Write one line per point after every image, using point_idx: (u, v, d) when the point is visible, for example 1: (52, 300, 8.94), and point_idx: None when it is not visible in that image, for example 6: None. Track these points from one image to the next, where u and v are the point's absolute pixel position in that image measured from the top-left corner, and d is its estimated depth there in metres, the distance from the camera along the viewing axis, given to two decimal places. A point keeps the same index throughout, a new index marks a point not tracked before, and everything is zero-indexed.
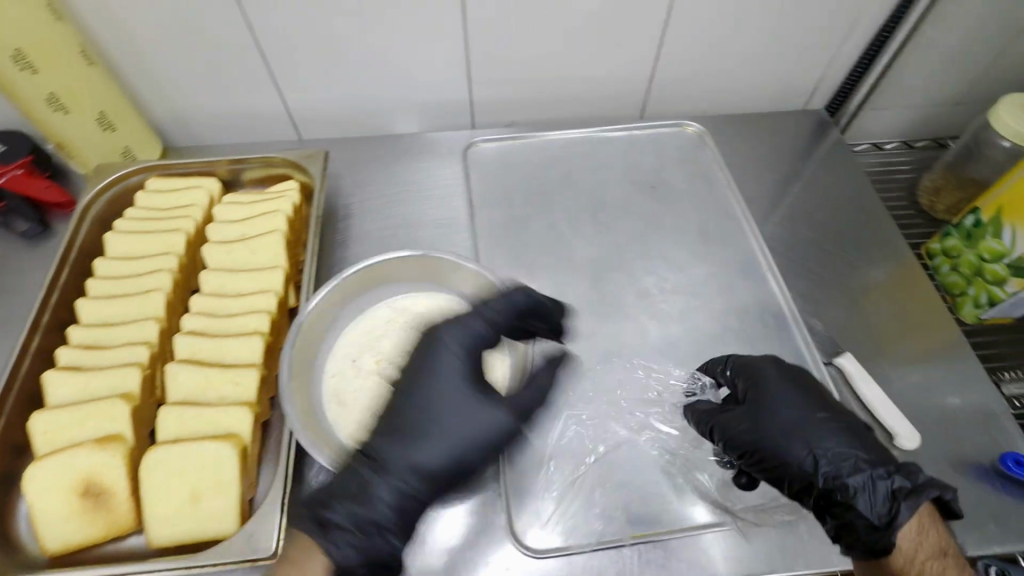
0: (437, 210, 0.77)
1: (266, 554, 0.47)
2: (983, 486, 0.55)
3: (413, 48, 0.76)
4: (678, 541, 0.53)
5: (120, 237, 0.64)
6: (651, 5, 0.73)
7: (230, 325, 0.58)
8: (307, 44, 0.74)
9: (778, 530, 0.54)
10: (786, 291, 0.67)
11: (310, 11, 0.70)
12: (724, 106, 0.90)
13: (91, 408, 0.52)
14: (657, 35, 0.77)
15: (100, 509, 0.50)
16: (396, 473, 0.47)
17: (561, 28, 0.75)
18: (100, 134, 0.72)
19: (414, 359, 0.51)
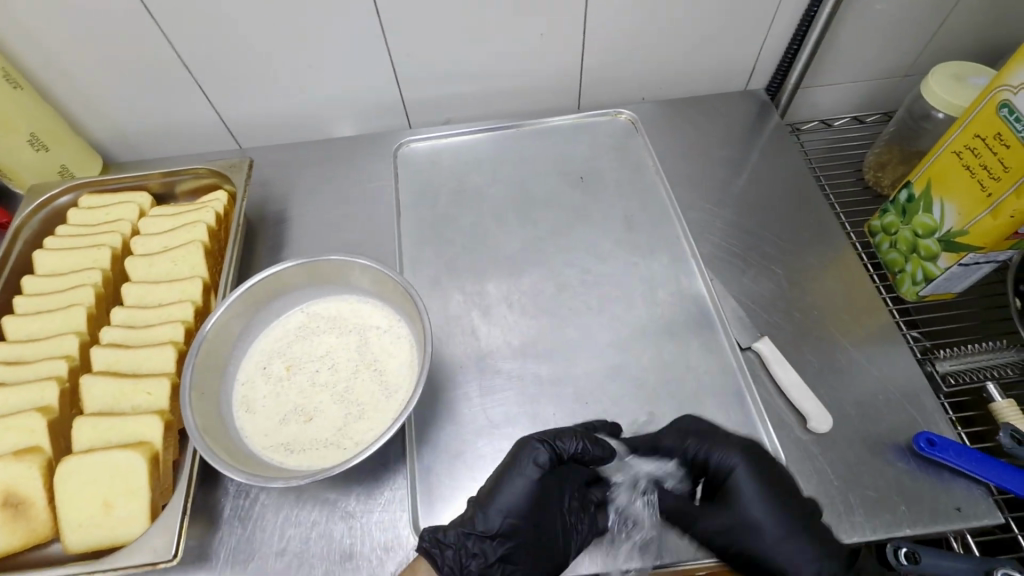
0: (368, 211, 0.77)
1: (165, 557, 0.48)
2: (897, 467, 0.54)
3: (336, 53, 0.76)
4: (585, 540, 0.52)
5: (49, 254, 0.66)
6: None
7: (147, 336, 0.59)
8: (229, 56, 0.75)
9: None
10: (706, 276, 0.67)
11: (226, 23, 0.71)
12: (662, 90, 0.88)
13: (8, 422, 0.54)
14: (579, 23, 0.76)
15: (18, 519, 0.52)
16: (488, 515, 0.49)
17: (479, 23, 0.75)
18: (34, 155, 0.73)
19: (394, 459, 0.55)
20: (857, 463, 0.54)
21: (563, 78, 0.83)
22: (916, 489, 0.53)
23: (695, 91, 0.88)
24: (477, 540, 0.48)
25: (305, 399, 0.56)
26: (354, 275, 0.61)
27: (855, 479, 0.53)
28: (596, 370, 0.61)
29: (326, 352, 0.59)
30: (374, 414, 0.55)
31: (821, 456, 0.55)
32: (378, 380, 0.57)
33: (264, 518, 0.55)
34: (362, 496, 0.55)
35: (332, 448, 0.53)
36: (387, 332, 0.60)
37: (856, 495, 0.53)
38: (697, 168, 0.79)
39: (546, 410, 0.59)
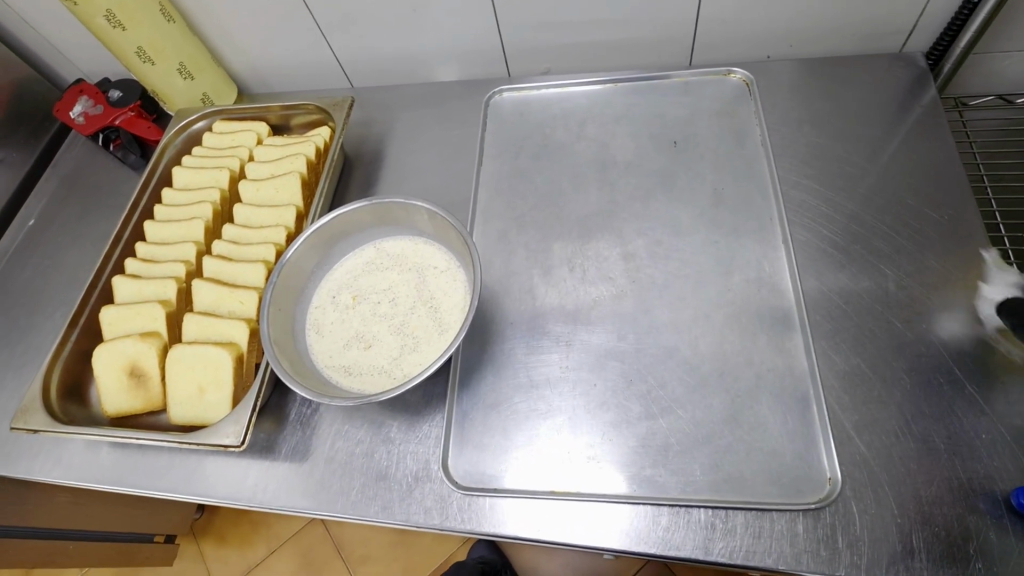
0: (454, 155, 0.78)
1: (233, 442, 0.56)
2: (980, 515, 0.46)
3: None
4: (606, 510, 0.51)
5: (182, 171, 0.76)
6: None
7: (246, 251, 0.67)
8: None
9: (715, 516, 0.49)
10: (795, 266, 0.59)
11: None
12: (791, 50, 0.77)
13: (139, 308, 0.65)
14: None
15: (140, 388, 0.63)
16: None
17: None
18: (182, 82, 0.84)
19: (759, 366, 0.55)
20: (931, 501, 0.47)
21: (677, 29, 0.75)
22: (1000, 548, 0.45)
23: (834, 51, 0.76)
24: None
25: (365, 329, 0.61)
26: (423, 218, 0.64)
27: (923, 516, 0.47)
28: (647, 348, 0.59)
29: (389, 288, 0.64)
30: (424, 348, 0.59)
31: (888, 484, 0.48)
32: (432, 319, 0.60)
33: (321, 427, 0.61)
34: (403, 423, 0.60)
35: (383, 374, 0.58)
36: (446, 274, 0.63)
37: (918, 534, 0.46)
38: (814, 142, 0.69)
39: (586, 378, 0.58)
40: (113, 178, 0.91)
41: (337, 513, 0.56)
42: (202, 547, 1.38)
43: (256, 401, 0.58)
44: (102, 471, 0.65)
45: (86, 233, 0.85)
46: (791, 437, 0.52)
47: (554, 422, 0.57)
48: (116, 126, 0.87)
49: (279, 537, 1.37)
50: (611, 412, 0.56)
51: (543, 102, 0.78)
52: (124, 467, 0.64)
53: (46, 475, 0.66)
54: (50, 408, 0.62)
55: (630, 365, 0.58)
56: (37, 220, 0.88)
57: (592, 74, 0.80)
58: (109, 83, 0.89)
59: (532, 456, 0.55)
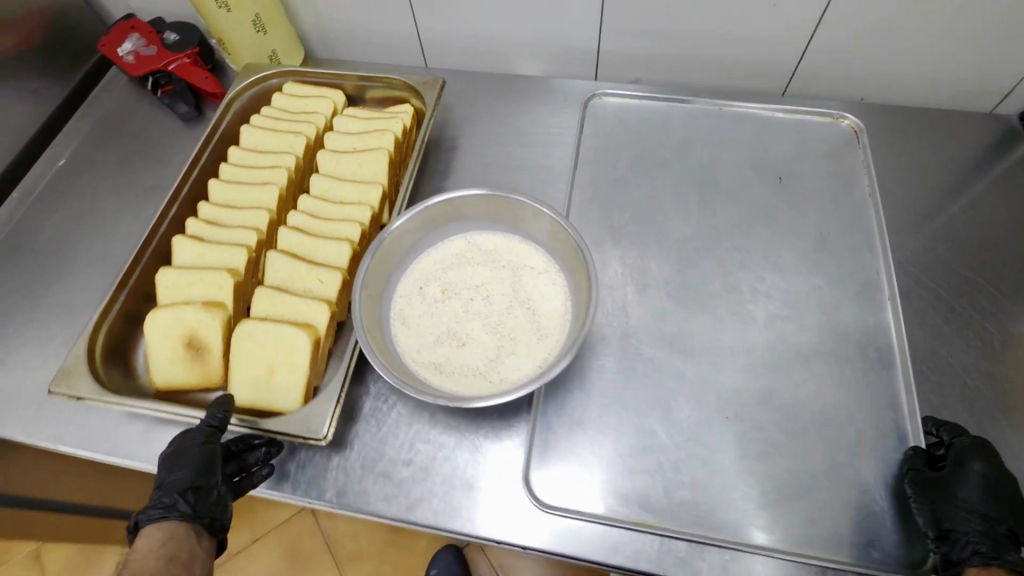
0: (542, 152, 0.75)
1: (317, 436, 0.50)
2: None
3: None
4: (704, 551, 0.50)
5: (252, 131, 0.71)
6: None
7: (327, 226, 0.62)
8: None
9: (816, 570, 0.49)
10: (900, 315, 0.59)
11: None
12: (888, 96, 0.77)
13: (204, 274, 0.59)
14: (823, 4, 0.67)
15: (197, 361, 0.57)
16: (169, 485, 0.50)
17: None
18: (254, 34, 0.78)
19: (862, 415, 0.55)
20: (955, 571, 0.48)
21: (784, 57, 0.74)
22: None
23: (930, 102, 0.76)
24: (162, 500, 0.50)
25: (455, 326, 0.57)
26: (525, 214, 0.61)
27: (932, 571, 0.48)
28: (747, 383, 0.57)
29: (481, 284, 0.60)
30: (522, 353, 0.55)
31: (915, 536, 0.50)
32: (530, 322, 0.57)
33: (398, 428, 0.57)
34: (488, 433, 0.56)
35: (477, 377, 0.54)
36: (544, 276, 0.60)
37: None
38: (912, 190, 0.69)
39: (684, 408, 0.56)
40: (156, 125, 0.84)
41: (414, 522, 0.53)
42: None
43: (340, 394, 0.52)
44: (142, 449, 0.58)
45: (124, 184, 0.77)
46: (887, 492, 0.52)
47: (650, 449, 0.55)
48: (169, 73, 0.82)
49: (263, 525, 1.30)
50: (709, 445, 0.54)
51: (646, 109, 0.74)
52: (167, 448, 0.58)
53: (73, 447, 0.59)
54: (96, 374, 0.56)
55: (728, 400, 0.57)
56: (67, 161, 0.80)
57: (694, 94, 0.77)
58: (165, 24, 0.83)
59: (625, 483, 0.53)
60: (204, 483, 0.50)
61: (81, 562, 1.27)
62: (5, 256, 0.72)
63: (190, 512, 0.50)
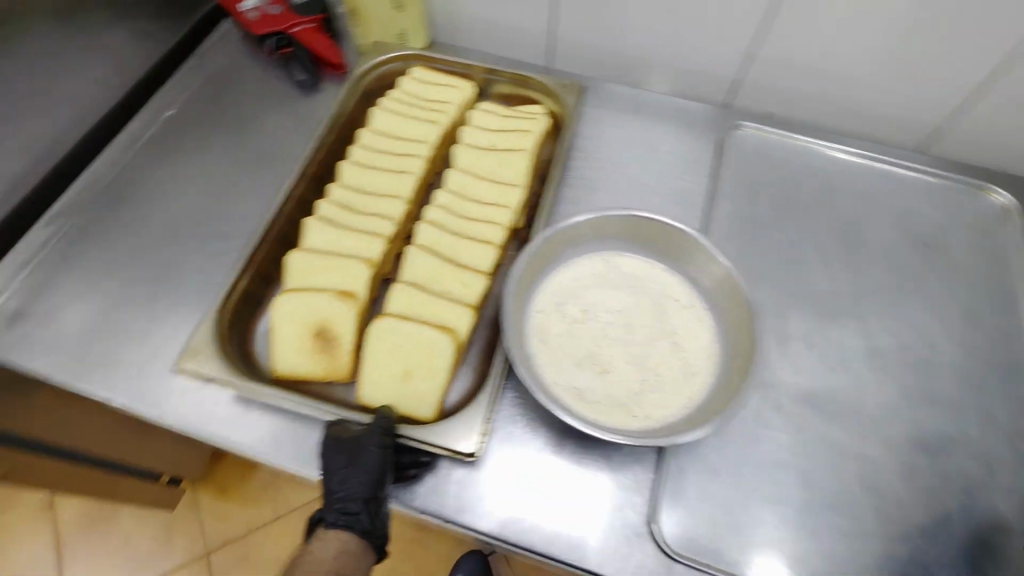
0: (676, 181, 0.73)
1: (470, 450, 0.50)
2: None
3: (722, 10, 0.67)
4: None
5: (384, 114, 0.68)
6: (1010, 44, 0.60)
7: (468, 227, 0.60)
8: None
9: None
10: None
11: None
12: None
13: (339, 262, 0.58)
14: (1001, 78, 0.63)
15: (326, 352, 0.56)
16: (341, 494, 0.51)
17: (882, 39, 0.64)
18: (390, 12, 0.74)
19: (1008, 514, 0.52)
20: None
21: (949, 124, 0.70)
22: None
23: None
24: (337, 514, 0.52)
25: (596, 351, 0.55)
26: (676, 244, 0.58)
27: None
28: (887, 460, 0.55)
29: (623, 309, 0.57)
30: (668, 389, 0.53)
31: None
32: (675, 356, 0.55)
33: (523, 449, 0.55)
34: (617, 472, 0.54)
35: (621, 409, 0.52)
36: (689, 309, 0.57)
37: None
38: None
39: (819, 474, 0.54)
40: (270, 90, 0.80)
41: (539, 552, 0.50)
42: (199, 494, 1.26)
43: (493, 402, 0.53)
44: (248, 436, 0.55)
45: (235, 148, 0.74)
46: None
47: (784, 513, 0.52)
48: (291, 37, 0.78)
49: (286, 505, 1.27)
50: (846, 519, 0.52)
51: (787, 151, 0.75)
52: (275, 435, 0.55)
53: (173, 424, 0.56)
54: (224, 353, 0.54)
55: (866, 475, 0.54)
56: (176, 113, 0.77)
57: (843, 139, 0.75)
58: None
59: (757, 543, 0.51)
60: (382, 497, 0.51)
61: (96, 512, 1.24)
62: (109, 206, 0.69)
63: (366, 528, 0.52)
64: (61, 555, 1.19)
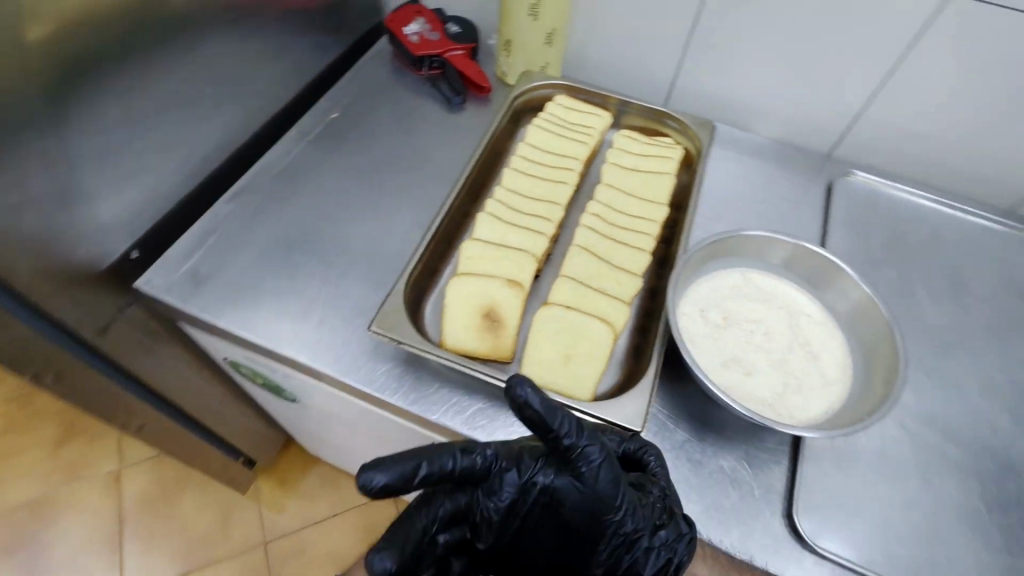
0: (790, 216, 0.80)
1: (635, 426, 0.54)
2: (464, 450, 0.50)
3: (847, 68, 0.76)
4: None
5: (538, 132, 0.77)
6: None
7: (619, 234, 0.67)
8: (751, 31, 0.77)
9: None
10: None
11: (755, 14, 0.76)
12: None
13: (508, 253, 0.64)
14: None
15: (492, 331, 0.61)
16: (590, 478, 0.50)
17: (986, 106, 0.73)
18: (541, 45, 0.83)
19: None
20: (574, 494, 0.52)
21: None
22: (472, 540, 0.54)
23: None
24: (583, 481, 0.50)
25: (741, 354, 0.60)
26: (813, 268, 0.65)
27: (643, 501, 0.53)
28: (1004, 484, 0.59)
29: (760, 321, 0.63)
30: (809, 394, 0.58)
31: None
32: (813, 366, 0.60)
33: (665, 443, 0.60)
34: (756, 469, 0.58)
35: (768, 408, 0.57)
36: (821, 325, 0.63)
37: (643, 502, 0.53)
38: None
39: (938, 486, 0.58)
40: (420, 104, 0.90)
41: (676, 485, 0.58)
42: (259, 484, 1.28)
43: (651, 388, 0.57)
44: (414, 399, 0.61)
45: (393, 151, 0.83)
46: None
47: (911, 518, 0.56)
48: (445, 59, 0.89)
49: (346, 503, 1.28)
50: (969, 529, 0.56)
51: (894, 201, 0.82)
52: (439, 403, 0.61)
53: (346, 379, 0.62)
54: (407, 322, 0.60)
55: (984, 494, 0.58)
56: (338, 116, 0.86)
57: (944, 195, 0.83)
58: (447, 16, 0.90)
59: (891, 545, 0.55)
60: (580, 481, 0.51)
61: (158, 491, 1.26)
62: (282, 188, 0.77)
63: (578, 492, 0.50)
64: (122, 532, 1.20)
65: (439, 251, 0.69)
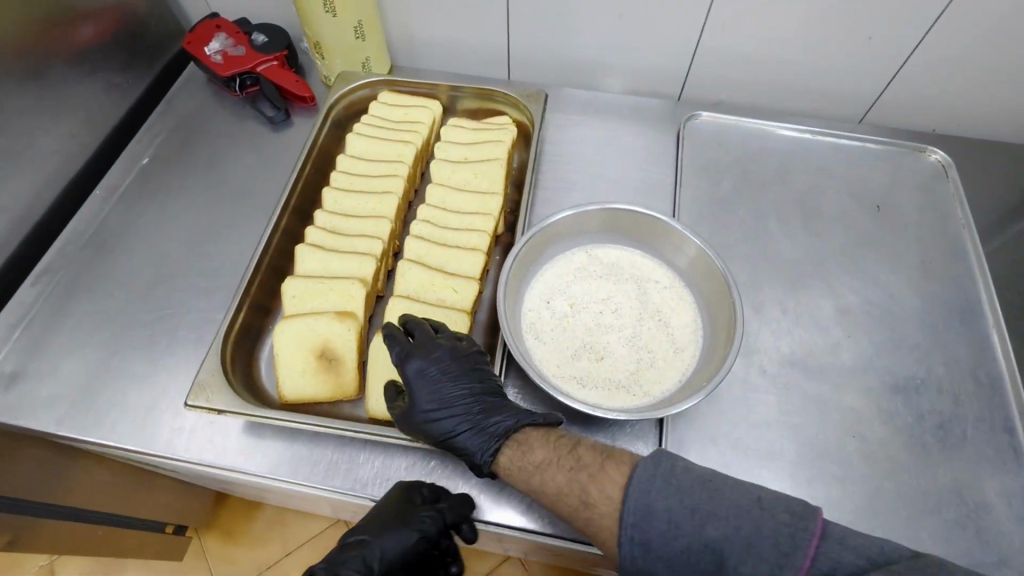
0: (643, 173, 0.77)
1: None
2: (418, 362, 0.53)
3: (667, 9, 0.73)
4: None
5: (359, 139, 0.71)
6: (918, 17, 0.67)
7: (451, 237, 0.64)
8: None
9: None
10: (1008, 350, 0.61)
11: None
12: (976, 134, 0.79)
13: (334, 284, 0.60)
14: (909, 47, 0.70)
15: (329, 372, 0.57)
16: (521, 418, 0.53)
17: (803, 23, 0.71)
18: (352, 40, 0.76)
19: (978, 440, 0.57)
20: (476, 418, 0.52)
21: (879, 92, 0.77)
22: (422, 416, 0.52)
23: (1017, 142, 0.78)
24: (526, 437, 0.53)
25: (590, 339, 0.58)
26: (654, 232, 0.63)
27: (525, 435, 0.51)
28: (865, 408, 0.59)
29: (608, 298, 0.61)
30: (661, 364, 0.57)
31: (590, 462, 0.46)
32: (664, 334, 0.59)
33: None
34: (622, 450, 0.56)
35: (621, 390, 0.55)
36: (670, 288, 0.62)
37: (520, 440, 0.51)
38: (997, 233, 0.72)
39: (801, 424, 0.58)
40: (243, 128, 0.83)
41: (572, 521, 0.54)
42: (204, 541, 1.24)
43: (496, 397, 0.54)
44: (263, 461, 0.57)
45: (217, 188, 0.77)
46: (1016, 518, 0.53)
47: (776, 464, 0.56)
48: (257, 74, 0.80)
49: (298, 539, 1.25)
50: (832, 463, 0.56)
51: (746, 133, 0.80)
52: (290, 461, 0.57)
53: (186, 454, 0.58)
54: (233, 384, 0.56)
55: (846, 423, 0.58)
56: (152, 160, 0.79)
57: (792, 117, 0.81)
58: (251, 25, 0.82)
59: None
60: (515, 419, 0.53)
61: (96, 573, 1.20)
62: (94, 255, 0.71)
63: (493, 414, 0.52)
64: None
65: (268, 294, 0.64)
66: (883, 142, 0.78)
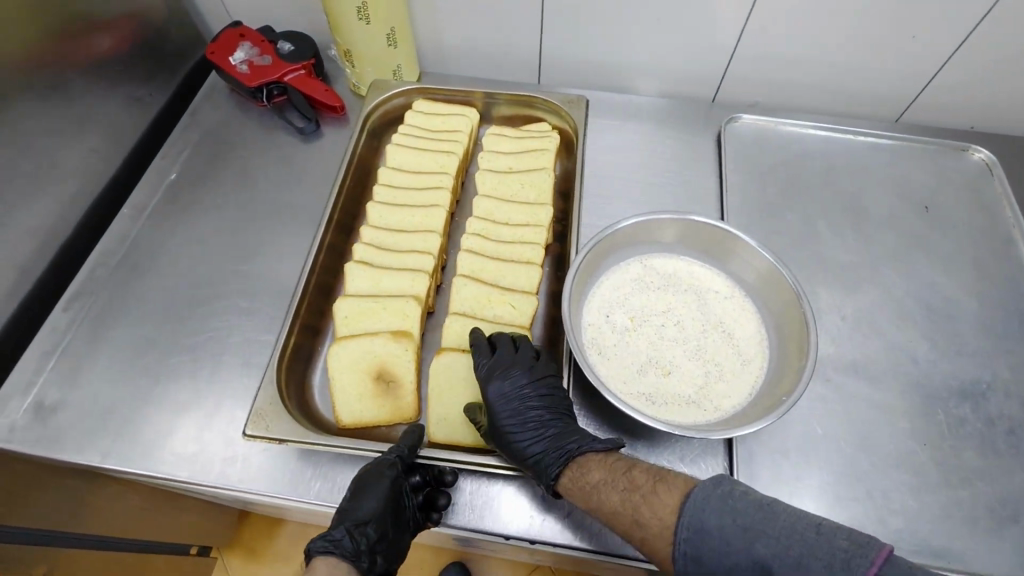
0: (686, 178, 0.76)
1: None
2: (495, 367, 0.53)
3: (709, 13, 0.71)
4: None
5: (398, 150, 0.69)
6: (967, 18, 0.66)
7: (503, 250, 0.62)
8: None
9: None
10: None
11: None
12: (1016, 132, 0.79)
13: (387, 302, 0.58)
14: (955, 48, 0.69)
15: (388, 395, 0.55)
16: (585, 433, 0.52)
17: (848, 26, 0.69)
18: (385, 48, 0.74)
19: None
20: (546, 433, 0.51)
21: (922, 92, 0.76)
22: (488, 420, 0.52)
23: None
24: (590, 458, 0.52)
25: (654, 353, 0.57)
26: (711, 241, 0.61)
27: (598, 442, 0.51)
28: (932, 414, 0.58)
29: (668, 310, 0.60)
30: (730, 378, 0.55)
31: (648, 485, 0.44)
32: (728, 346, 0.57)
33: None
34: (693, 466, 0.55)
35: (691, 405, 0.54)
36: (730, 298, 0.60)
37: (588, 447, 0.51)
38: None
39: (870, 434, 0.57)
40: (271, 139, 0.80)
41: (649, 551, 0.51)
42: (227, 561, 1.21)
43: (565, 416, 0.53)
44: (321, 489, 0.55)
45: (249, 203, 0.74)
46: None
47: (849, 475, 0.55)
48: (285, 84, 0.78)
49: None
50: (905, 472, 0.55)
51: (786, 136, 0.79)
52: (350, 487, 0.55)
53: (239, 484, 0.56)
54: (290, 411, 0.53)
55: (914, 430, 0.57)
56: (179, 175, 0.77)
57: (832, 118, 0.80)
58: (276, 33, 0.79)
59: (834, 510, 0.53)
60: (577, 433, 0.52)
61: None
62: (126, 277, 0.68)
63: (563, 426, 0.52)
64: None
65: (316, 314, 0.62)
66: (924, 142, 0.78)
